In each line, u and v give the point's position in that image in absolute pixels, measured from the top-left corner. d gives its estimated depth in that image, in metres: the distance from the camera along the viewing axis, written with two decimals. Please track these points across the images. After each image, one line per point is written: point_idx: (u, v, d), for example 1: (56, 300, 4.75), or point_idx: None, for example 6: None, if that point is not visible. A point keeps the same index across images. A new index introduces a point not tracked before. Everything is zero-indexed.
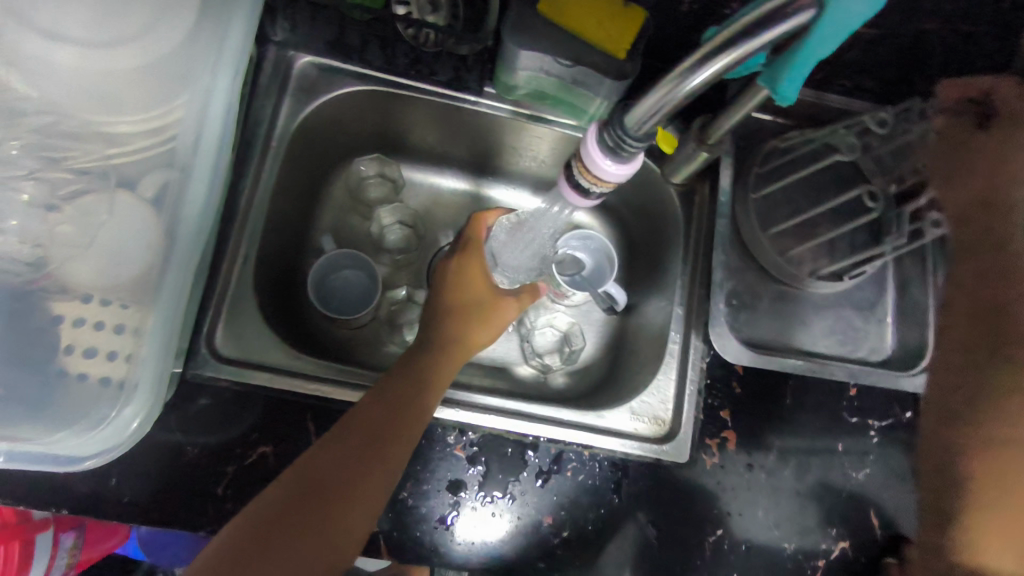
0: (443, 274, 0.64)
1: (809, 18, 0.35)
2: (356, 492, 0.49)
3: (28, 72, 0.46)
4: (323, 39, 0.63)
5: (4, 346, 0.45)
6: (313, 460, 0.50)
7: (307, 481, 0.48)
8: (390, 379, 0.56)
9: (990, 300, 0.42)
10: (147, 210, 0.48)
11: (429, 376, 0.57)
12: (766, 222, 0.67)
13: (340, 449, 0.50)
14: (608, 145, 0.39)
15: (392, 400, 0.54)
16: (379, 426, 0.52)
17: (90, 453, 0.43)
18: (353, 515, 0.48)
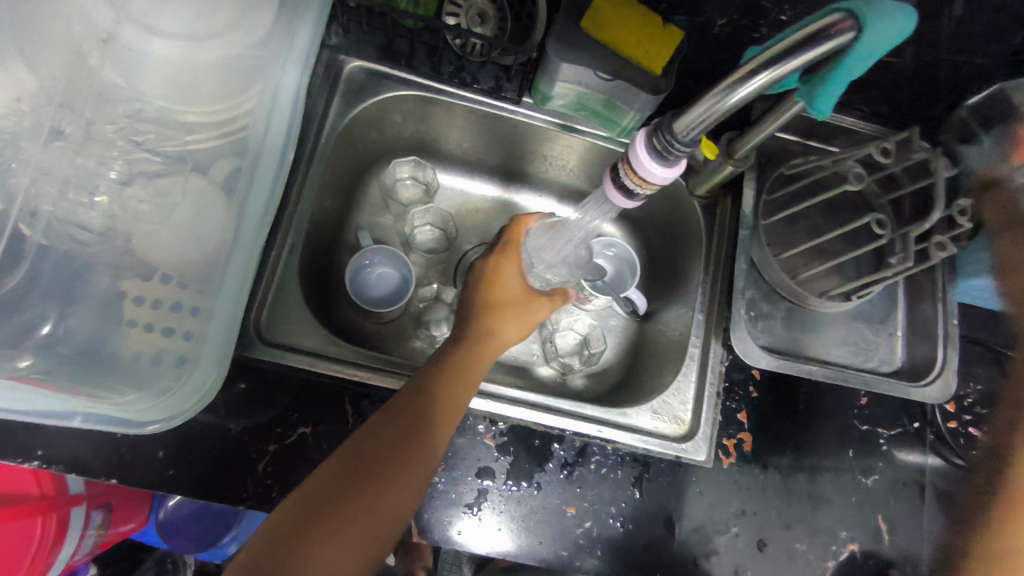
0: (480, 273, 0.66)
1: (847, 41, 0.39)
2: (382, 503, 0.50)
3: (125, 65, 0.51)
4: (374, 46, 0.67)
5: (85, 312, 0.48)
6: (345, 461, 0.51)
7: (338, 487, 0.49)
8: (421, 381, 0.56)
9: None
10: (219, 195, 0.51)
11: (460, 380, 0.57)
12: (784, 237, 0.71)
13: (388, 427, 0.53)
14: (657, 148, 0.43)
15: (425, 404, 0.54)
16: (410, 432, 0.52)
17: (154, 418, 0.46)
18: (377, 525, 0.49)
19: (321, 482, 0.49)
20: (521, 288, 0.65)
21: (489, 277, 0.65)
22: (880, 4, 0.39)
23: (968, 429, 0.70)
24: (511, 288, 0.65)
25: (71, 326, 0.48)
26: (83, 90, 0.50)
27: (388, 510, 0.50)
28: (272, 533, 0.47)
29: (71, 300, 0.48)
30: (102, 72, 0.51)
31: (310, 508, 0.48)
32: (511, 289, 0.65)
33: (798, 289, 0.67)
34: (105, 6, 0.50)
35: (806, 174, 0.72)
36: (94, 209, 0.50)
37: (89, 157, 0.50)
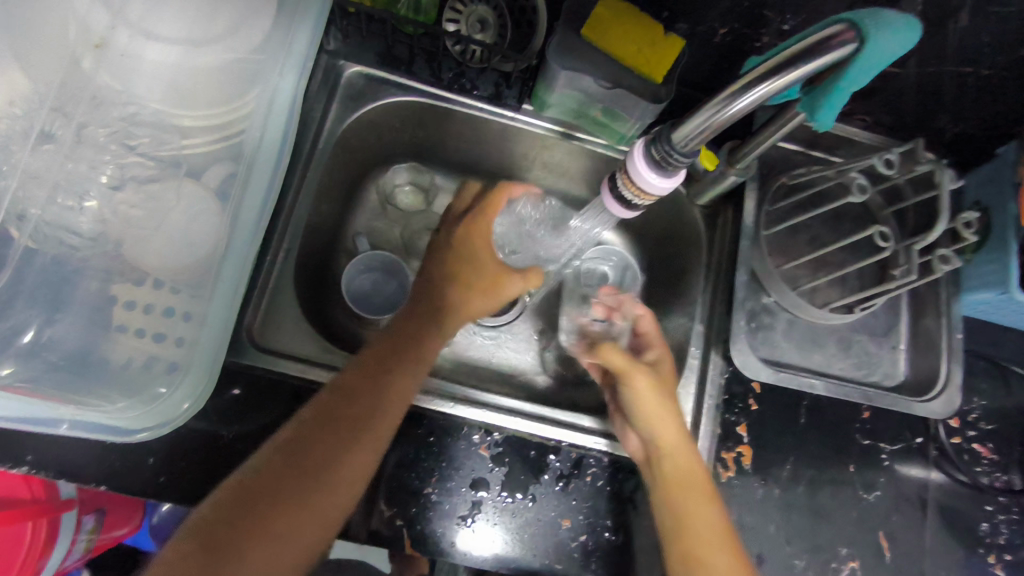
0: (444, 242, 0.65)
1: (850, 52, 0.38)
2: (323, 495, 0.48)
3: (121, 69, 0.51)
4: (374, 52, 0.66)
5: (75, 317, 0.48)
6: (278, 454, 0.49)
7: (271, 481, 0.48)
8: (361, 368, 0.54)
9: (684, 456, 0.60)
10: (213, 200, 0.51)
11: (405, 364, 0.56)
12: (786, 248, 0.70)
13: (329, 412, 0.51)
14: (654, 158, 0.44)
15: (364, 393, 0.53)
16: (349, 421, 0.51)
17: (143, 426, 0.45)
18: (317, 518, 0.48)
19: (252, 479, 0.47)
20: (480, 264, 0.65)
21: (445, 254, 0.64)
22: (882, 16, 0.38)
23: (972, 445, 0.69)
24: (471, 265, 0.64)
25: (58, 333, 0.48)
26: (79, 95, 0.50)
27: (330, 503, 0.49)
28: (204, 527, 0.45)
29: (59, 305, 0.48)
30: (97, 76, 0.50)
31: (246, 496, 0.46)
32: (471, 265, 0.64)
33: (798, 300, 0.66)
34: (101, 11, 0.50)
35: (808, 185, 0.72)
36: (84, 213, 0.50)
37: (80, 162, 0.50)
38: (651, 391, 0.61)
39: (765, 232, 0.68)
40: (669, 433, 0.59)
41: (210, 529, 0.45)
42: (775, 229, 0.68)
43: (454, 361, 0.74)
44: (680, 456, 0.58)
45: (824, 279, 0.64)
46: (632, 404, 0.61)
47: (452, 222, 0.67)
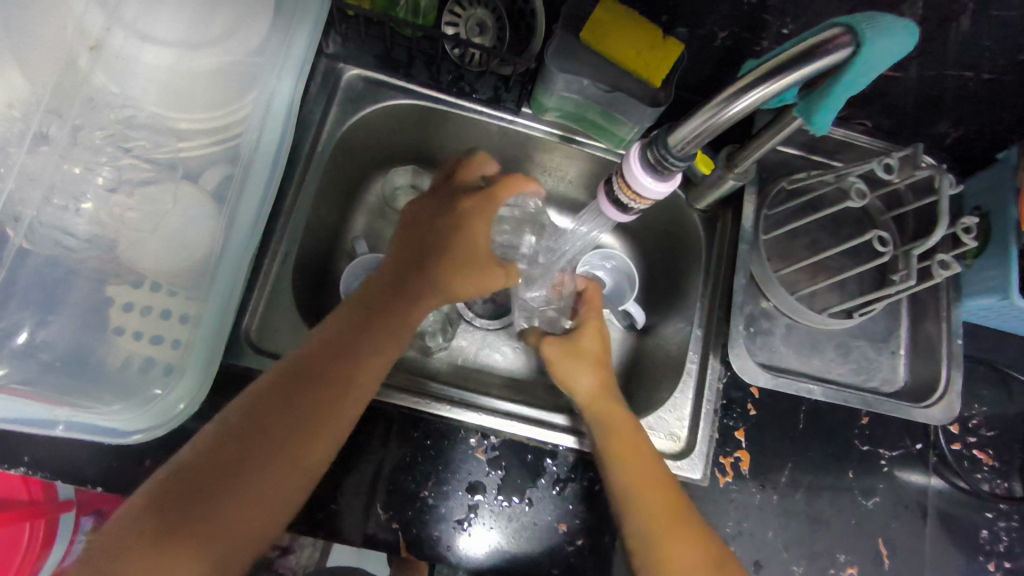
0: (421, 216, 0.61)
1: (845, 57, 0.38)
2: (277, 474, 0.48)
3: (119, 72, 0.51)
4: (372, 54, 0.66)
5: (69, 318, 0.48)
6: (229, 432, 0.48)
7: (222, 458, 0.46)
8: (320, 346, 0.52)
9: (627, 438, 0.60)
10: (209, 202, 0.51)
11: (368, 344, 0.54)
12: (785, 252, 0.70)
13: (295, 385, 0.50)
14: (650, 162, 0.44)
15: (323, 371, 0.51)
16: (307, 401, 0.50)
17: (138, 427, 0.46)
18: (270, 496, 0.47)
19: (201, 458, 0.46)
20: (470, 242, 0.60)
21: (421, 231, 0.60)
22: (879, 19, 0.38)
23: (972, 452, 0.69)
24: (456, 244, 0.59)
25: (51, 335, 0.47)
26: (77, 96, 0.50)
27: (285, 483, 0.48)
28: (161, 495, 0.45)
29: (51, 308, 0.48)
30: (93, 77, 0.50)
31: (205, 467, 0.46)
32: (466, 248, 0.60)
33: (797, 304, 0.66)
34: (97, 12, 0.50)
35: (808, 189, 0.71)
36: (81, 215, 0.50)
37: (76, 163, 0.50)
38: (585, 380, 0.63)
39: (765, 236, 0.67)
40: (617, 429, 0.59)
41: (160, 506, 0.44)
42: (774, 233, 0.68)
43: (451, 364, 0.74)
44: (625, 441, 0.58)
45: (823, 284, 0.64)
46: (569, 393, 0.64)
47: (442, 199, 0.62)
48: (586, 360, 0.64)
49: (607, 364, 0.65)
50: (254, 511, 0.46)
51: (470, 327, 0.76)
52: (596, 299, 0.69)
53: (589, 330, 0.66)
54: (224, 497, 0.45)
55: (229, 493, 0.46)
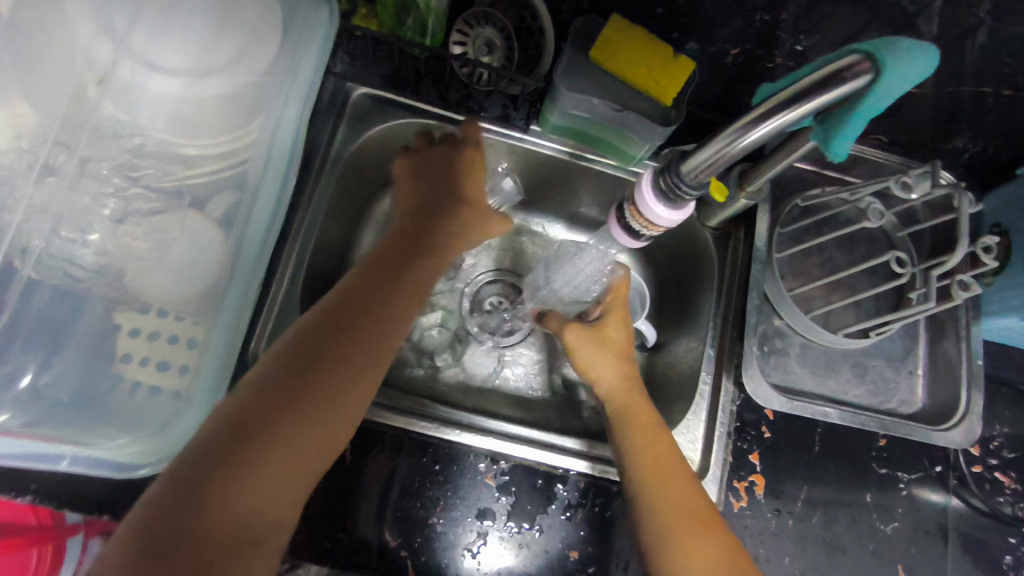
0: (423, 163, 0.59)
1: (865, 82, 0.37)
2: (282, 473, 0.43)
3: (128, 102, 0.50)
4: (380, 73, 0.66)
5: (78, 353, 0.48)
6: (219, 435, 0.42)
7: (224, 450, 0.42)
8: (318, 328, 0.48)
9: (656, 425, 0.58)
10: (215, 229, 0.50)
11: (377, 317, 0.49)
12: (799, 270, 0.69)
13: (301, 366, 0.45)
14: (661, 188, 0.43)
15: (323, 360, 0.46)
16: (312, 386, 0.45)
17: (150, 459, 0.45)
18: (277, 496, 0.43)
19: (194, 464, 0.41)
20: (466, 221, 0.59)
21: (424, 206, 0.59)
22: (900, 45, 0.37)
23: (994, 474, 0.67)
24: (450, 221, 0.58)
25: (56, 374, 0.47)
26: (86, 127, 0.50)
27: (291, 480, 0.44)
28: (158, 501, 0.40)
29: (56, 347, 0.47)
30: (102, 107, 0.50)
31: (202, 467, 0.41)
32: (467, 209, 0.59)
33: (810, 323, 0.65)
34: (104, 41, 0.48)
35: (822, 206, 0.70)
36: (88, 246, 0.49)
37: (84, 194, 0.50)
38: (609, 375, 0.60)
39: (778, 255, 0.66)
40: (643, 435, 0.56)
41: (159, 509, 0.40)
42: (787, 252, 0.67)
43: (461, 382, 0.73)
44: (654, 436, 0.56)
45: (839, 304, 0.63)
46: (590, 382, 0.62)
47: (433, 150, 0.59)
48: (610, 352, 0.61)
49: (629, 352, 0.63)
50: (261, 515, 0.42)
51: (478, 345, 0.75)
52: (622, 294, 0.64)
53: (614, 319, 0.63)
54: (224, 500, 0.41)
55: (231, 498, 0.41)
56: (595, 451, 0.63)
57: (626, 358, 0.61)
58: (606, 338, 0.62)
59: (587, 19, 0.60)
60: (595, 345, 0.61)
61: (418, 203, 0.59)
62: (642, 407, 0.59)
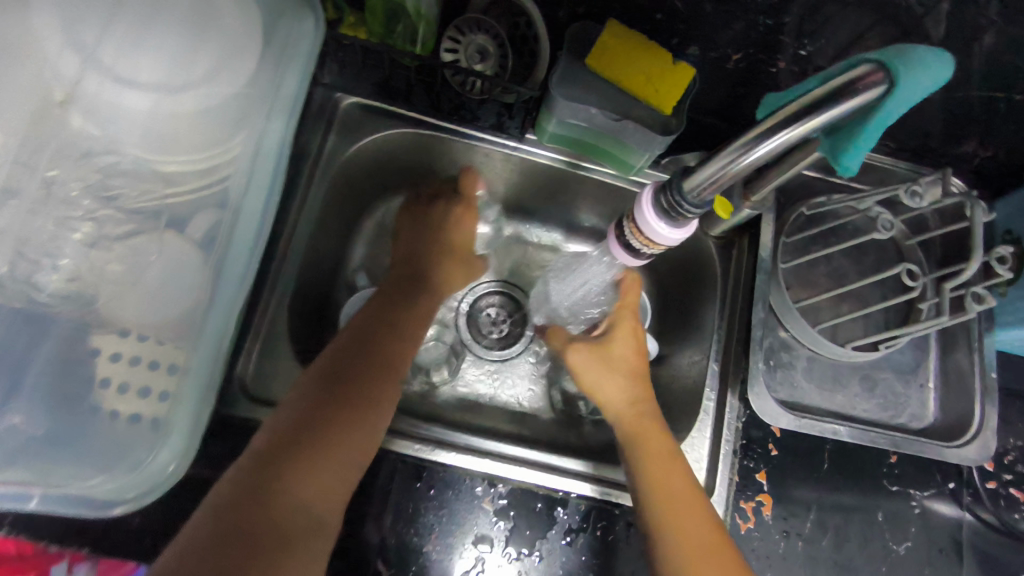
0: (413, 216, 0.68)
1: (877, 95, 0.35)
2: (329, 475, 0.46)
3: (99, 118, 0.47)
4: (370, 82, 0.64)
5: (47, 390, 0.45)
6: (265, 448, 0.46)
7: (264, 469, 0.45)
8: (333, 362, 0.53)
9: (668, 449, 0.55)
10: (195, 251, 0.48)
11: (383, 346, 0.56)
12: (806, 281, 0.66)
13: (322, 392, 0.50)
14: (663, 207, 0.41)
15: (343, 385, 0.51)
16: (335, 407, 0.49)
17: (121, 500, 0.43)
18: (328, 495, 0.46)
19: (235, 487, 0.43)
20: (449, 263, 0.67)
21: (415, 254, 0.66)
22: (914, 53, 0.35)
23: (1009, 490, 0.65)
24: (437, 264, 0.66)
25: (21, 417, 0.44)
26: (50, 144, 0.46)
27: (327, 497, 0.46)
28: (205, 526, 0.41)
29: (15, 389, 0.44)
30: (70, 120, 0.46)
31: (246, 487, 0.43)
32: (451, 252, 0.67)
33: (817, 336, 0.62)
34: (71, 56, 0.45)
35: (828, 214, 0.68)
36: (57, 271, 0.46)
37: (48, 218, 0.46)
38: (616, 397, 0.58)
39: (784, 266, 0.64)
40: (654, 456, 0.55)
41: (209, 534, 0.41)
42: (793, 263, 0.65)
43: (458, 399, 0.70)
44: (665, 457, 0.55)
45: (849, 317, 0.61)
46: (597, 404, 0.60)
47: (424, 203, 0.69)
48: (617, 372, 0.59)
49: (640, 373, 0.60)
50: (316, 509, 0.45)
51: (475, 359, 0.73)
52: (633, 293, 0.63)
53: (624, 332, 0.61)
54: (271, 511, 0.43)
55: (275, 510, 0.43)
56: (602, 473, 0.61)
57: (635, 379, 0.59)
58: (608, 359, 0.60)
59: (583, 24, 0.58)
60: (596, 364, 0.60)
61: (409, 251, 0.66)
62: (653, 427, 0.57)
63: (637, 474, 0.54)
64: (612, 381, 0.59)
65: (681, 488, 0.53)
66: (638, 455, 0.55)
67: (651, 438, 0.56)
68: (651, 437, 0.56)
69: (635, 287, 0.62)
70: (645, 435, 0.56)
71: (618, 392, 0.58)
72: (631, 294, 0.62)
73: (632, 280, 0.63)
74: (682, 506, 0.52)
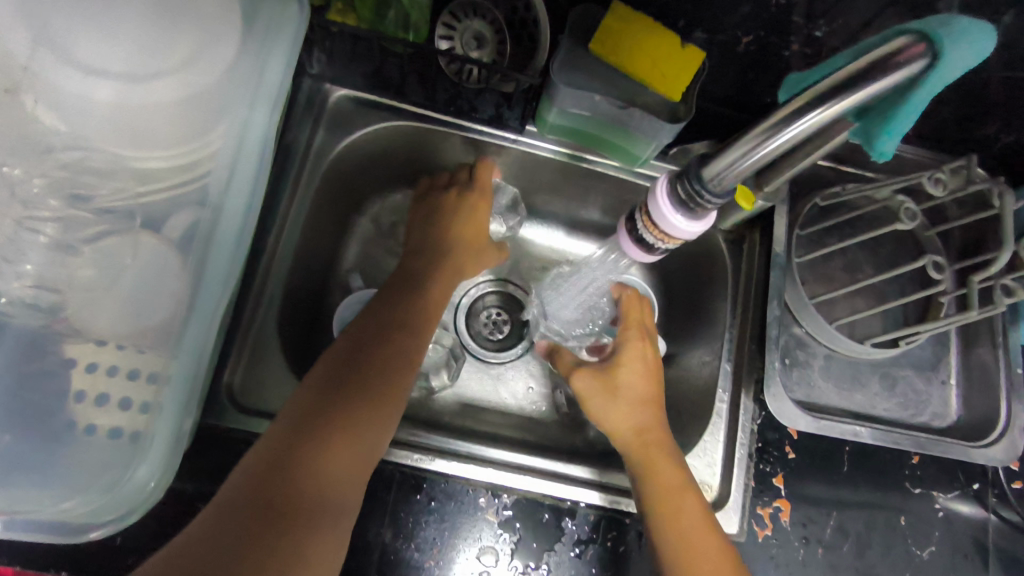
0: (425, 209, 0.65)
1: (917, 70, 0.32)
2: (349, 455, 0.45)
3: (59, 107, 0.44)
4: (359, 72, 0.59)
5: (13, 406, 0.42)
6: (281, 432, 0.44)
7: (282, 449, 0.43)
8: (348, 348, 0.52)
9: (680, 481, 0.52)
10: (172, 254, 0.45)
11: (397, 329, 0.54)
12: (821, 276, 0.63)
13: (338, 376, 0.49)
14: (680, 198, 0.38)
15: (358, 370, 0.50)
16: (350, 389, 0.48)
17: (96, 524, 0.40)
18: (351, 472, 0.45)
19: (255, 467, 0.42)
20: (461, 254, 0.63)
21: (425, 246, 0.63)
22: (953, 24, 0.32)
23: None
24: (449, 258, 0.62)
25: None
26: (9, 134, 0.43)
27: (347, 477, 0.44)
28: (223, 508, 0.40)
29: None
30: (22, 100, 0.43)
31: (264, 467, 0.42)
32: (464, 246, 0.64)
33: (835, 333, 0.59)
34: (20, 29, 0.42)
35: (843, 206, 0.65)
36: (20, 277, 0.44)
37: (5, 217, 0.43)
38: (624, 424, 0.55)
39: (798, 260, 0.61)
40: (661, 471, 0.52)
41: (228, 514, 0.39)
42: (808, 257, 0.62)
43: (458, 403, 0.67)
44: (673, 493, 0.51)
45: (870, 312, 0.58)
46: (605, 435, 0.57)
47: (433, 193, 0.65)
48: (622, 398, 0.56)
49: (648, 396, 0.57)
50: (337, 489, 0.44)
51: (477, 362, 0.70)
52: (634, 306, 0.61)
53: (629, 354, 0.58)
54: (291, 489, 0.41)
55: (294, 490, 0.42)
56: (609, 481, 0.58)
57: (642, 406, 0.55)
58: (613, 386, 0.57)
59: (585, 10, 0.54)
60: (596, 389, 0.57)
61: (418, 245, 0.63)
62: (662, 456, 0.53)
63: (646, 482, 0.52)
64: (620, 412, 0.56)
65: (691, 514, 0.51)
66: (643, 457, 0.54)
67: (661, 455, 0.53)
68: (660, 463, 0.53)
69: (635, 307, 0.61)
70: (656, 450, 0.54)
71: (626, 417, 0.55)
72: (632, 313, 0.60)
73: (632, 293, 0.62)
74: (690, 527, 0.50)
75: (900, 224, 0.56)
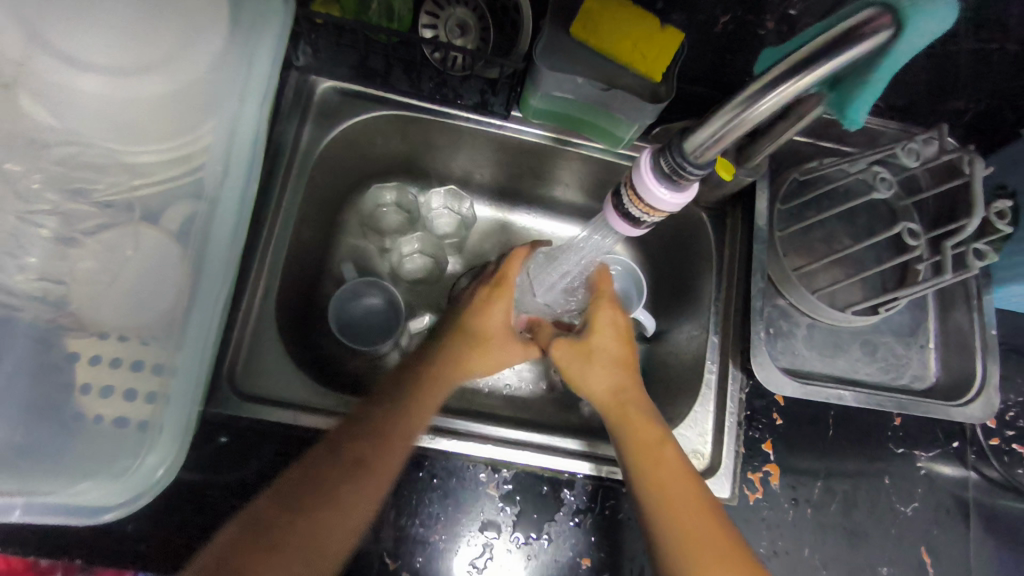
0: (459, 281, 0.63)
1: (882, 40, 0.34)
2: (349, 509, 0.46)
3: (50, 102, 0.44)
4: (348, 64, 0.61)
5: (24, 394, 0.44)
6: (269, 505, 0.45)
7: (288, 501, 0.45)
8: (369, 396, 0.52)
9: (658, 435, 0.54)
10: (171, 245, 0.46)
11: (421, 379, 0.54)
12: (801, 248, 0.66)
13: (355, 427, 0.49)
14: (664, 172, 0.39)
15: (376, 419, 0.50)
16: (355, 443, 0.48)
17: (111, 503, 0.41)
18: (344, 528, 0.45)
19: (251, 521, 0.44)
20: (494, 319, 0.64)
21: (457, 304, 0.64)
22: None
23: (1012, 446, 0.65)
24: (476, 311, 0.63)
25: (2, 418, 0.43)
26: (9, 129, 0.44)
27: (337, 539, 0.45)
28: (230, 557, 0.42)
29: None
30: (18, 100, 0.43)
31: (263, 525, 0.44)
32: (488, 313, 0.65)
33: (816, 303, 0.62)
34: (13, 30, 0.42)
35: (822, 180, 0.67)
36: (23, 269, 0.45)
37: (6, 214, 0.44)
38: (600, 388, 0.57)
39: (779, 233, 0.63)
40: (638, 425, 0.54)
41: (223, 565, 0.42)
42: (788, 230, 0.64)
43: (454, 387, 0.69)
44: (650, 446, 0.53)
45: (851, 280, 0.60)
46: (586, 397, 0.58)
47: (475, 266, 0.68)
48: (597, 361, 0.57)
49: (620, 356, 0.58)
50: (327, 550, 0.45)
51: None
52: (607, 277, 0.61)
53: (601, 318, 0.58)
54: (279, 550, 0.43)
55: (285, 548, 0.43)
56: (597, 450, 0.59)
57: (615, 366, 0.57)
58: (588, 351, 0.58)
59: None
60: (573, 356, 0.58)
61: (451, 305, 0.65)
62: (638, 412, 0.55)
63: (626, 442, 0.54)
64: (593, 374, 0.57)
65: (672, 467, 0.52)
66: (614, 414, 0.55)
67: (640, 418, 0.54)
68: (639, 423, 0.54)
69: (608, 279, 0.61)
70: (631, 410, 0.55)
71: (601, 382, 0.57)
72: (604, 284, 0.60)
73: (604, 271, 0.62)
74: (673, 484, 0.52)
75: (876, 194, 0.58)
